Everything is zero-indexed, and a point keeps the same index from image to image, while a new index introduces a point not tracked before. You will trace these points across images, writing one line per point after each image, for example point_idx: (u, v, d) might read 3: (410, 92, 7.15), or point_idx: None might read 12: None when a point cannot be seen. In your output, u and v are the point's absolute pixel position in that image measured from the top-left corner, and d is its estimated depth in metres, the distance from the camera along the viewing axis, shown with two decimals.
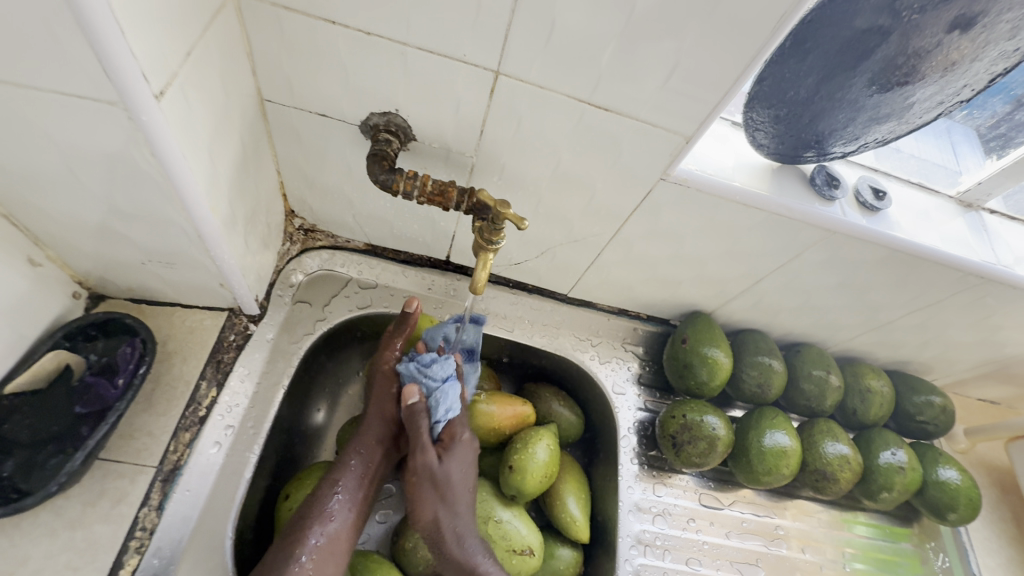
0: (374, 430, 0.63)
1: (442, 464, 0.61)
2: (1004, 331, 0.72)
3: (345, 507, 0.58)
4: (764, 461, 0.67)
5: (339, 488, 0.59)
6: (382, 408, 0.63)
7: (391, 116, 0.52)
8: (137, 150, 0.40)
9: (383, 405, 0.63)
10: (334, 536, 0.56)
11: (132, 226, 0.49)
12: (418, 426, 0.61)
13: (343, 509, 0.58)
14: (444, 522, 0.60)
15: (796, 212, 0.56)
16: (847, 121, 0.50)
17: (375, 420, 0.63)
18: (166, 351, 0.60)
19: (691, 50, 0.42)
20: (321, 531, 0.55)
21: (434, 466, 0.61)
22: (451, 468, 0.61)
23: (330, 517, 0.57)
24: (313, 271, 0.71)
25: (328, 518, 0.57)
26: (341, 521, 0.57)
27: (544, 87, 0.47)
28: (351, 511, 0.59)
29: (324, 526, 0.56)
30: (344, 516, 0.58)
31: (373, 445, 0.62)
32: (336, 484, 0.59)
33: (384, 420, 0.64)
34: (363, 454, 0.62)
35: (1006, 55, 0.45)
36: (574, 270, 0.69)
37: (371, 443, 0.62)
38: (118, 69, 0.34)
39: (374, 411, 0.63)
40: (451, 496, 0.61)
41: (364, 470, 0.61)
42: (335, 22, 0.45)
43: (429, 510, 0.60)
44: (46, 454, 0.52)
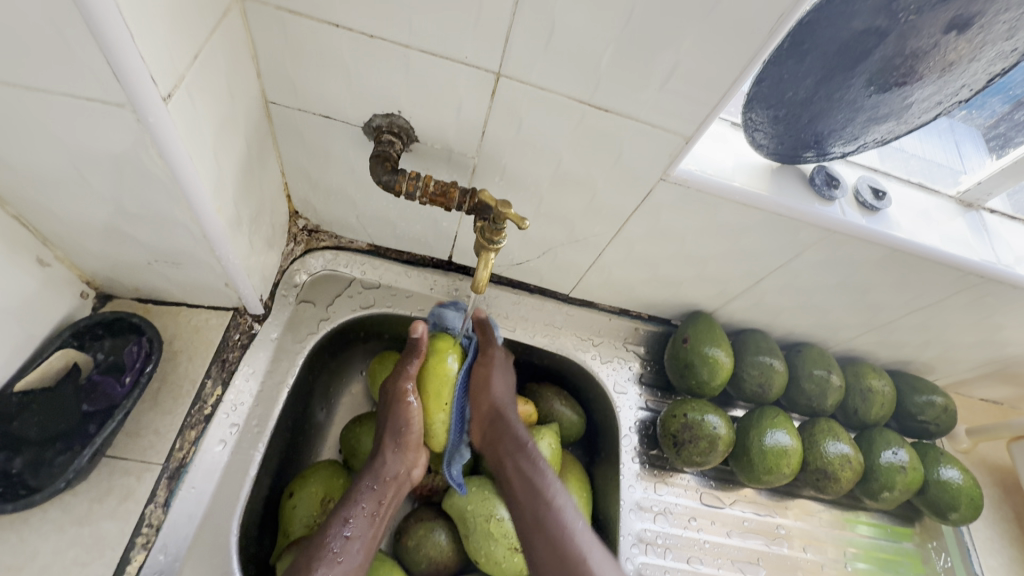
0: (390, 464, 0.61)
1: (501, 372, 0.66)
2: (1005, 331, 0.72)
3: (354, 547, 0.56)
4: (765, 460, 0.67)
5: (349, 527, 0.56)
6: (398, 441, 0.62)
7: (393, 118, 0.53)
8: (145, 151, 0.41)
9: (398, 438, 0.62)
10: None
11: (139, 227, 0.50)
12: (484, 338, 0.67)
13: (352, 549, 0.55)
14: (503, 411, 0.65)
15: (796, 212, 0.56)
16: (846, 121, 0.51)
17: (390, 453, 0.62)
18: (172, 350, 0.61)
19: (690, 52, 0.43)
20: (328, 571, 0.53)
21: (498, 366, 0.66)
22: (503, 375, 0.67)
23: (338, 557, 0.54)
24: (317, 271, 0.71)
25: (336, 558, 0.54)
26: (348, 563, 0.54)
27: (545, 89, 0.47)
28: (360, 552, 0.56)
29: (331, 567, 0.53)
30: (352, 556, 0.55)
31: (387, 482, 0.61)
32: (346, 521, 0.57)
33: (398, 454, 0.62)
34: (376, 491, 0.60)
35: (1004, 55, 0.45)
36: (575, 270, 0.70)
37: (386, 480, 0.61)
38: (126, 72, 0.35)
39: (390, 445, 0.62)
40: (505, 400, 0.66)
41: (375, 508, 0.59)
42: (339, 25, 0.45)
43: (493, 400, 0.65)
44: (54, 451, 0.52)
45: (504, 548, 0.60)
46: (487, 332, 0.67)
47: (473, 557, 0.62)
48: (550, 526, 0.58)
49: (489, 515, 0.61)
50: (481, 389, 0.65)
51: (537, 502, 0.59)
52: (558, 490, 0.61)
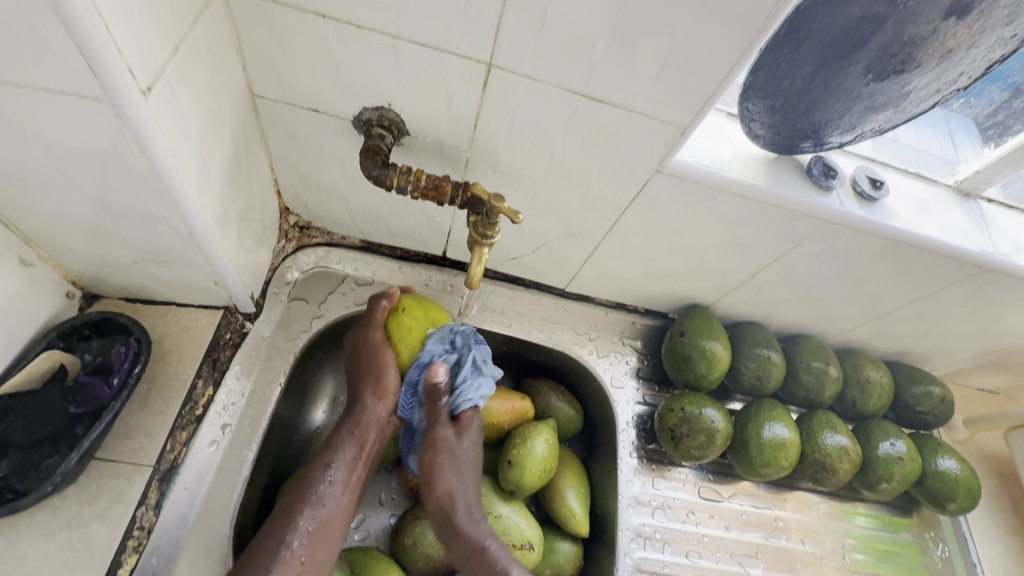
0: (371, 413, 0.61)
1: (459, 441, 0.62)
2: (1004, 321, 0.72)
3: (337, 490, 0.58)
4: (763, 452, 0.67)
5: (331, 472, 0.58)
6: (379, 387, 0.60)
7: (383, 110, 0.51)
8: (125, 146, 0.40)
9: (377, 384, 0.60)
10: (326, 520, 0.56)
11: (124, 225, 0.48)
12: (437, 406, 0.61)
13: (335, 495, 0.57)
14: (459, 506, 0.60)
15: (793, 203, 0.56)
16: (843, 110, 0.50)
17: (370, 398, 0.60)
18: (161, 350, 0.60)
19: (686, 39, 0.42)
20: (311, 516, 0.55)
21: (452, 441, 0.61)
22: (464, 447, 0.62)
23: (322, 502, 0.56)
24: (309, 268, 0.70)
25: (319, 502, 0.56)
26: (331, 506, 0.57)
27: (537, 79, 0.46)
28: (344, 495, 0.58)
29: (316, 511, 0.56)
30: (336, 500, 0.57)
31: (367, 425, 0.60)
32: (327, 467, 0.58)
33: (384, 400, 0.61)
34: (356, 436, 0.60)
35: (1003, 42, 0.44)
36: (571, 264, 0.69)
37: (366, 425, 0.60)
38: (100, 63, 0.34)
39: (368, 391, 0.60)
40: (466, 491, 0.60)
41: (358, 451, 0.60)
42: (326, 15, 0.44)
43: (441, 495, 0.60)
44: (41, 455, 0.52)
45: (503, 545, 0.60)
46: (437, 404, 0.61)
47: None
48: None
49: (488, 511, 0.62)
50: (432, 476, 0.61)
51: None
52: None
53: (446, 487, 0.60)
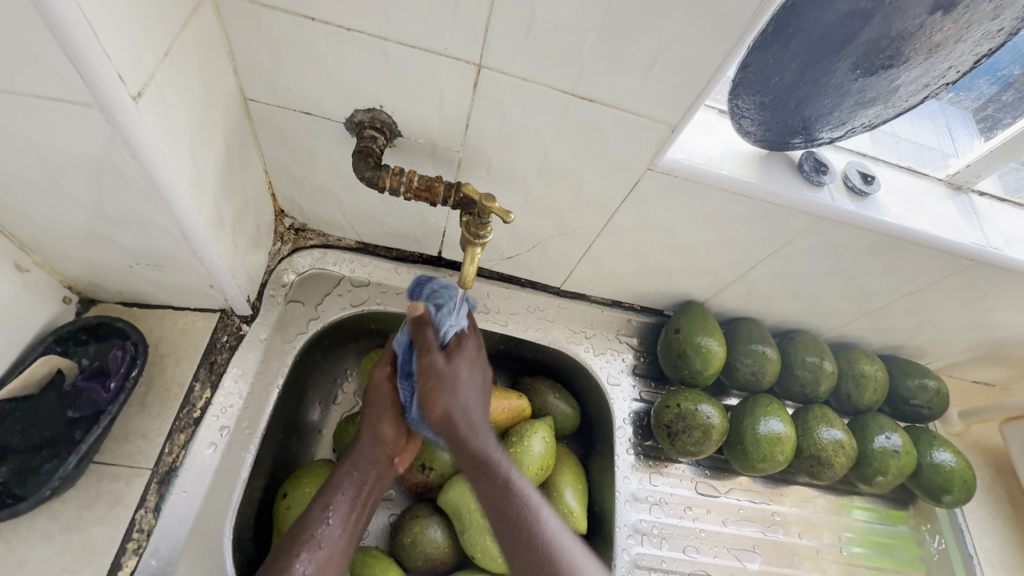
0: (366, 453, 0.59)
1: (449, 364, 0.57)
2: (997, 313, 0.72)
3: (337, 533, 0.55)
4: (758, 447, 0.67)
5: (330, 514, 0.55)
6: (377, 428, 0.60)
7: (375, 112, 0.52)
8: (117, 152, 0.40)
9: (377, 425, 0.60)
10: (323, 562, 0.53)
11: (119, 230, 0.49)
12: (425, 332, 0.56)
13: (334, 535, 0.54)
14: (460, 417, 0.56)
15: (785, 199, 0.56)
16: (832, 106, 0.50)
17: (366, 439, 0.60)
18: (158, 354, 0.60)
19: (674, 37, 0.42)
20: (309, 558, 0.52)
21: (442, 364, 0.57)
22: (459, 368, 0.58)
23: (320, 543, 0.53)
24: (305, 270, 0.70)
25: (317, 544, 0.53)
26: (331, 548, 0.54)
27: (526, 79, 0.47)
28: (342, 536, 0.55)
29: (312, 554, 0.53)
30: (335, 543, 0.54)
31: (366, 467, 0.59)
32: (325, 508, 0.55)
33: (376, 443, 0.60)
34: (355, 476, 0.58)
35: (990, 36, 0.44)
36: (566, 262, 0.69)
37: (364, 466, 0.59)
38: (90, 69, 0.34)
39: (365, 433, 0.60)
40: (467, 405, 0.57)
41: (357, 492, 0.58)
42: (316, 19, 0.44)
43: (442, 408, 0.56)
44: (40, 458, 0.52)
45: (501, 546, 0.60)
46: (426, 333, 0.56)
47: (471, 554, 0.62)
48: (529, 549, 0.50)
49: (485, 510, 0.61)
50: (432, 395, 0.56)
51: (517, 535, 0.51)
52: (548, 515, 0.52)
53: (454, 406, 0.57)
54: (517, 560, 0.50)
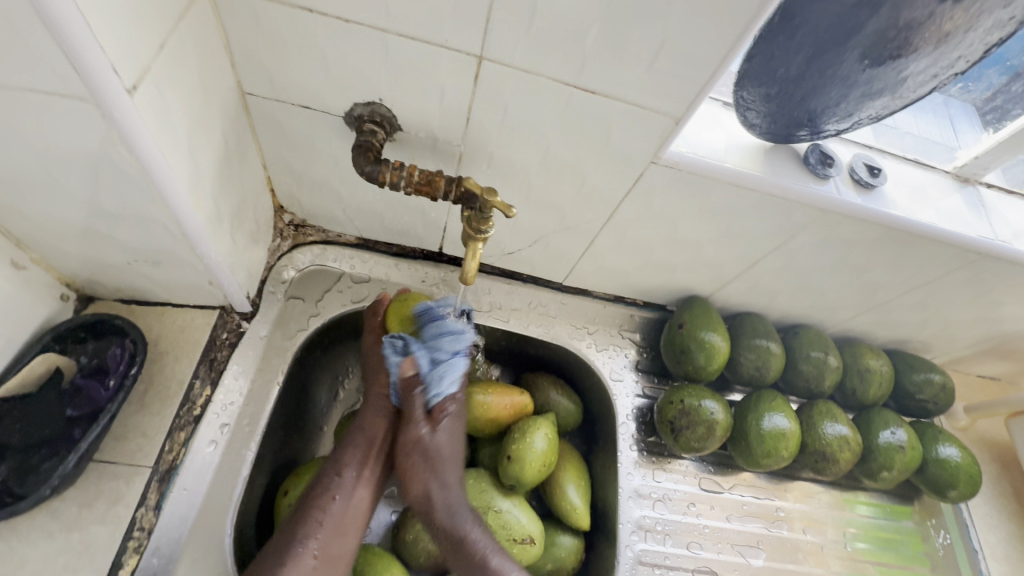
0: (376, 407, 0.63)
1: (433, 436, 0.61)
2: (1004, 307, 0.71)
3: (349, 487, 0.59)
4: (763, 443, 0.66)
5: (342, 470, 0.59)
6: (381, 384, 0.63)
7: (375, 106, 0.51)
8: (113, 147, 0.39)
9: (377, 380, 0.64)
10: (339, 513, 0.57)
11: (116, 226, 0.48)
12: (413, 399, 0.61)
13: (347, 489, 0.59)
14: (436, 501, 0.59)
15: (790, 192, 0.55)
16: (839, 97, 0.49)
17: (374, 396, 0.63)
18: (158, 351, 0.59)
19: (679, 27, 0.41)
20: (325, 510, 0.56)
21: (426, 437, 0.61)
22: (438, 441, 0.61)
23: (335, 497, 0.57)
24: (305, 267, 0.70)
25: (332, 497, 0.57)
26: (344, 501, 0.58)
27: (528, 71, 0.46)
28: (356, 490, 0.59)
29: (329, 506, 0.57)
30: (348, 495, 0.58)
31: (375, 424, 0.62)
32: (337, 467, 0.59)
33: (382, 399, 0.63)
34: (365, 434, 0.61)
35: (1001, 25, 0.43)
36: (568, 257, 0.68)
37: (372, 422, 0.62)
38: (83, 62, 0.33)
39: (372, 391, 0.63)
40: (446, 491, 0.60)
41: (367, 450, 0.61)
42: (314, 10, 0.43)
43: (416, 495, 0.60)
44: (39, 457, 0.51)
45: (503, 540, 0.60)
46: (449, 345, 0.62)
47: None
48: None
49: (488, 505, 0.62)
50: (409, 479, 0.61)
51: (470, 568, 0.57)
52: (495, 555, 0.57)
53: (417, 493, 0.60)
54: None
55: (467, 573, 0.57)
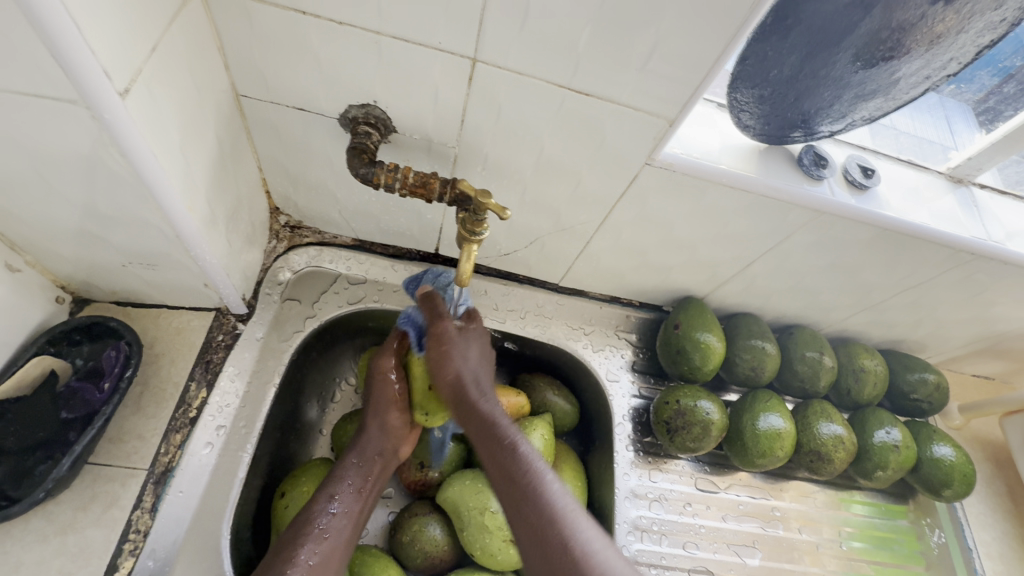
0: (373, 444, 0.59)
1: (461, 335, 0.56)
2: (997, 307, 0.72)
3: (341, 524, 0.54)
4: (758, 443, 0.67)
5: (334, 504, 0.55)
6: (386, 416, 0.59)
7: (369, 108, 0.51)
8: (106, 150, 0.39)
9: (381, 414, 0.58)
10: (328, 554, 0.52)
11: (110, 229, 0.48)
12: (438, 301, 0.58)
13: (338, 526, 0.54)
14: (468, 383, 0.54)
15: (784, 193, 0.55)
16: (832, 98, 0.49)
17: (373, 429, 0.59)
18: (153, 353, 0.59)
19: (671, 30, 0.42)
20: (313, 549, 0.51)
21: (453, 332, 0.55)
22: (466, 345, 0.56)
23: (324, 535, 0.52)
24: (301, 268, 0.70)
25: (322, 535, 0.52)
26: (334, 540, 0.53)
27: (521, 73, 0.46)
28: (347, 529, 0.54)
29: (317, 545, 0.52)
30: (338, 534, 0.53)
31: (372, 459, 0.59)
32: (331, 499, 0.55)
33: (383, 432, 0.59)
34: (360, 467, 0.58)
35: (992, 27, 0.43)
36: (564, 258, 0.68)
37: (370, 458, 0.58)
38: (75, 65, 0.33)
39: (371, 422, 0.59)
40: (477, 373, 0.55)
41: (362, 484, 0.58)
42: (307, 13, 0.44)
43: (450, 375, 0.54)
44: (33, 460, 0.51)
45: (500, 540, 0.59)
46: (438, 301, 0.58)
47: (470, 551, 0.61)
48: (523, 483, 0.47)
49: (483, 508, 0.60)
50: (439, 361, 0.54)
51: (516, 465, 0.48)
52: (542, 462, 0.49)
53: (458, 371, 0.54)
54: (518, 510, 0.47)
55: (509, 487, 0.48)
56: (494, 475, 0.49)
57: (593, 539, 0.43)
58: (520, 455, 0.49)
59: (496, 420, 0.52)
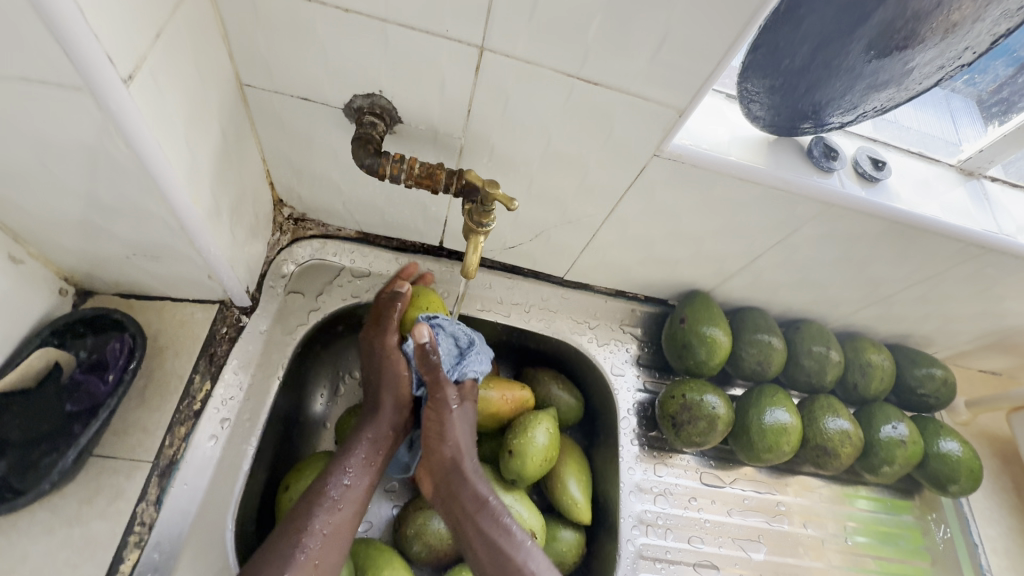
0: (388, 417, 0.61)
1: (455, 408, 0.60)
2: (1006, 301, 0.71)
3: (353, 494, 0.56)
4: (764, 438, 0.66)
5: (347, 475, 0.57)
6: (394, 391, 0.61)
7: (375, 98, 0.50)
8: (110, 140, 0.39)
9: (393, 389, 0.61)
10: (340, 524, 0.54)
11: (113, 220, 0.48)
12: (437, 371, 0.60)
13: (350, 497, 0.56)
14: (460, 459, 0.59)
15: (794, 185, 0.55)
16: (844, 89, 0.48)
17: (386, 403, 0.61)
18: (157, 346, 0.59)
19: (683, 18, 0.41)
20: (326, 518, 0.53)
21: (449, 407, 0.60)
22: (461, 415, 0.61)
23: (337, 505, 0.54)
24: (305, 260, 0.69)
25: (334, 506, 0.54)
26: (346, 509, 0.55)
27: (529, 62, 0.45)
28: (358, 499, 0.56)
29: (330, 515, 0.53)
30: (350, 504, 0.55)
31: (383, 432, 0.60)
32: (343, 471, 0.57)
33: (395, 406, 0.61)
34: (372, 439, 0.60)
35: (1009, 15, 0.42)
36: (569, 251, 0.68)
37: (383, 432, 0.60)
38: (78, 52, 0.33)
39: (386, 395, 0.61)
40: (462, 453, 0.60)
41: (374, 457, 0.59)
42: (312, 0, 0.43)
43: (447, 450, 0.60)
44: (38, 453, 0.51)
45: None
46: (433, 362, 0.60)
47: None
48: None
49: None
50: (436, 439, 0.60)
51: (504, 563, 0.54)
52: (522, 538, 0.56)
53: (449, 448, 0.60)
54: None
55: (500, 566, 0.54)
56: (479, 556, 0.55)
57: None
58: (506, 546, 0.55)
59: (485, 503, 0.58)
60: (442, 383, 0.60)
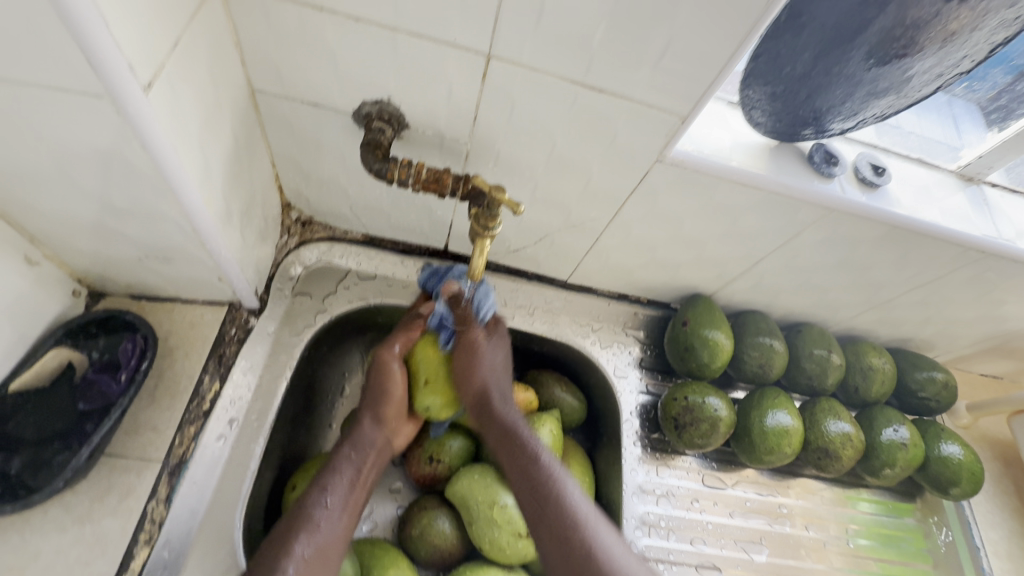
0: (368, 434, 0.60)
1: (486, 345, 0.62)
2: (1006, 306, 0.72)
3: (334, 515, 0.54)
4: (765, 440, 0.67)
5: (328, 496, 0.55)
6: (377, 408, 0.61)
7: (383, 104, 0.51)
8: (127, 144, 0.40)
9: (376, 406, 0.61)
10: (323, 546, 0.52)
11: (127, 223, 0.49)
12: (466, 321, 0.62)
13: (332, 519, 0.54)
14: (492, 388, 0.61)
15: (795, 191, 0.56)
16: (844, 96, 0.49)
17: (365, 421, 0.61)
18: (167, 346, 0.60)
19: (686, 27, 0.42)
20: (308, 540, 0.51)
21: (480, 340, 0.61)
22: (494, 355, 0.62)
23: (318, 527, 0.52)
24: (312, 263, 0.70)
25: (316, 527, 0.52)
26: (328, 531, 0.53)
27: (535, 69, 0.46)
28: (341, 520, 0.54)
29: (312, 536, 0.52)
30: (332, 526, 0.53)
31: (365, 449, 0.60)
32: (324, 490, 0.55)
33: (376, 423, 0.61)
34: (354, 459, 0.59)
35: (1006, 25, 0.43)
36: (573, 255, 0.69)
37: (364, 448, 0.60)
38: (100, 60, 0.34)
39: (366, 413, 0.61)
40: (495, 376, 0.62)
41: (355, 475, 0.58)
42: (323, 9, 0.44)
43: (475, 387, 0.61)
44: (52, 451, 0.52)
45: (508, 534, 0.59)
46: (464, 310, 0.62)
47: (478, 544, 0.62)
48: (556, 511, 0.54)
49: (492, 501, 0.60)
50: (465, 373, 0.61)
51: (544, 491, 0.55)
52: (562, 472, 0.57)
53: (483, 374, 0.61)
54: (544, 528, 0.54)
55: (536, 502, 0.55)
56: (516, 485, 0.57)
57: (611, 545, 0.52)
58: (547, 473, 0.57)
59: (519, 433, 0.59)
60: (468, 325, 0.62)
